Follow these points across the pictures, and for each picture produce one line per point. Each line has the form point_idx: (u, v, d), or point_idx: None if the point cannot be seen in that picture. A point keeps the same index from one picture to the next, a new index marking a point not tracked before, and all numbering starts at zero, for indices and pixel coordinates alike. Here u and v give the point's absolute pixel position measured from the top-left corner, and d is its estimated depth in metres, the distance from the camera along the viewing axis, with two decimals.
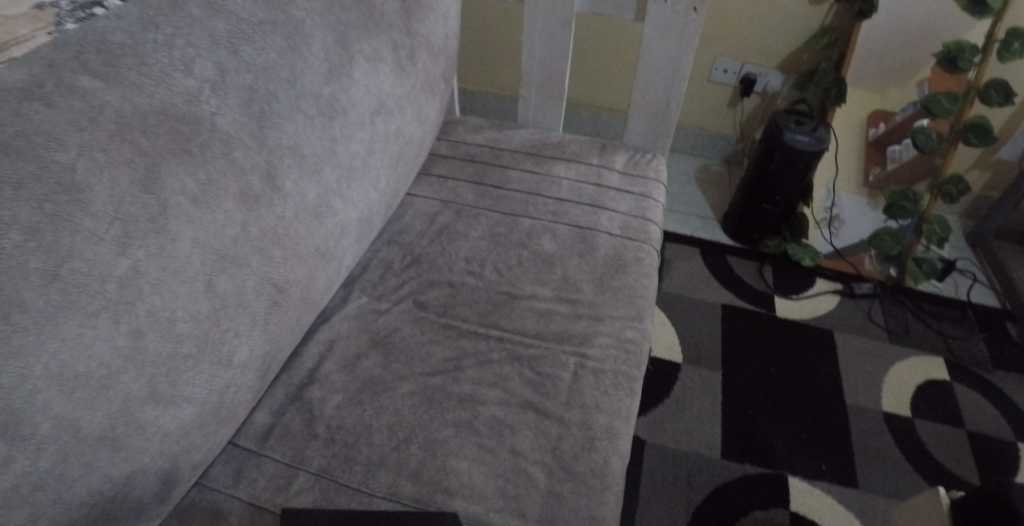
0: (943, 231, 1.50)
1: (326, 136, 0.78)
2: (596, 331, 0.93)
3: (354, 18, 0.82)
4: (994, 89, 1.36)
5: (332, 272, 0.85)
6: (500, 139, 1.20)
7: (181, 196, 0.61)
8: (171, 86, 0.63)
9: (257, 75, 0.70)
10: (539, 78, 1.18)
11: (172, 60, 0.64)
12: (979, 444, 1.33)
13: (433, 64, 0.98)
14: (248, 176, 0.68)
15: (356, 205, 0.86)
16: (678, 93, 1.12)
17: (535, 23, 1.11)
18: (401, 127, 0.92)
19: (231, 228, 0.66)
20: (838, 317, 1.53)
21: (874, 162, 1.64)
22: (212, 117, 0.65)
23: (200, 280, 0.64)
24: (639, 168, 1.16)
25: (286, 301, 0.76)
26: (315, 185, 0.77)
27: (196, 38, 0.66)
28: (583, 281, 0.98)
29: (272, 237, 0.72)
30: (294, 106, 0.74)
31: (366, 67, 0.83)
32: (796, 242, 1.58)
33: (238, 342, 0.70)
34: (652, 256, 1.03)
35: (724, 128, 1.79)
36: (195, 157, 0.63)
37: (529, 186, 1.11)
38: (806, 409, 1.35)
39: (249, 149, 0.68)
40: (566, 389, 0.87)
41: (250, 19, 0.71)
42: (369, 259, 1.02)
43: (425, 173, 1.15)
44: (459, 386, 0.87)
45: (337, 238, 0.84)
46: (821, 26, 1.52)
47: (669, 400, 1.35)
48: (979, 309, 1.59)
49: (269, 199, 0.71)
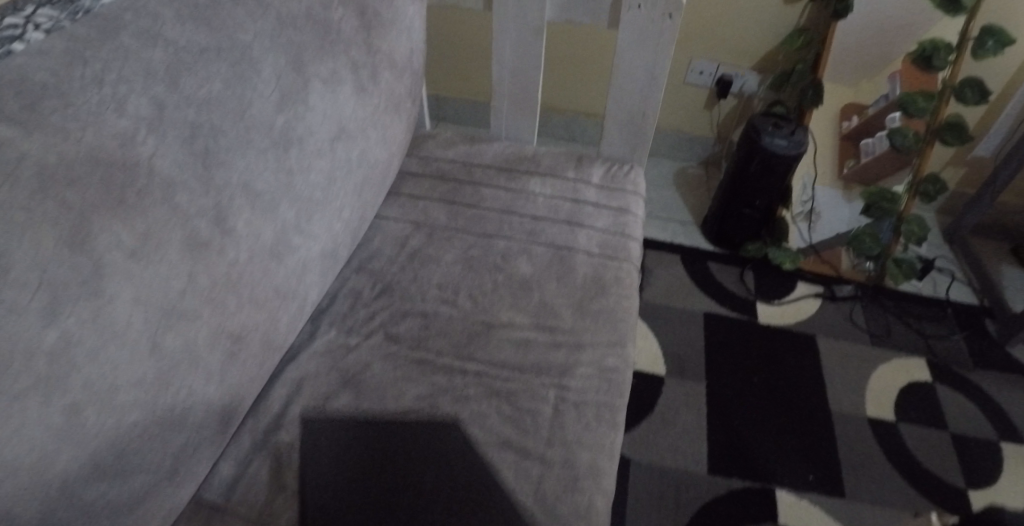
0: (921, 231, 1.48)
1: (282, 170, 0.72)
2: (576, 360, 0.89)
3: (309, 38, 0.76)
4: (970, 88, 1.32)
5: (295, 311, 0.80)
6: (472, 153, 1.15)
7: (117, 252, 0.56)
8: (101, 129, 0.57)
9: (200, 109, 0.64)
10: (511, 89, 1.12)
11: (102, 98, 0.58)
12: (962, 446, 1.33)
13: (398, 82, 0.92)
14: (194, 222, 0.62)
15: (318, 238, 0.80)
16: (655, 102, 1.07)
17: (504, 34, 1.06)
18: (364, 152, 0.86)
19: (177, 282, 0.61)
20: (821, 321, 1.51)
21: (847, 155, 1.61)
22: (150, 161, 0.60)
23: (144, 342, 0.58)
24: (617, 181, 1.11)
25: (245, 350, 0.71)
26: (272, 223, 0.71)
27: (129, 73, 0.60)
28: (562, 306, 0.94)
29: (225, 285, 0.66)
30: (244, 140, 0.68)
31: (323, 91, 0.77)
32: (777, 245, 1.55)
33: (193, 401, 0.65)
34: (633, 276, 0.99)
35: (702, 130, 1.76)
36: (132, 207, 0.58)
37: (503, 204, 1.07)
38: (791, 418, 1.34)
39: (194, 192, 0.63)
40: (547, 425, 0.82)
41: (190, 47, 0.65)
42: (337, 289, 0.97)
43: (394, 192, 1.09)
44: (434, 425, 0.82)
45: (299, 275, 0.78)
46: (797, 25, 1.49)
47: (654, 414, 1.32)
48: (959, 307, 1.58)
49: (220, 245, 0.65)
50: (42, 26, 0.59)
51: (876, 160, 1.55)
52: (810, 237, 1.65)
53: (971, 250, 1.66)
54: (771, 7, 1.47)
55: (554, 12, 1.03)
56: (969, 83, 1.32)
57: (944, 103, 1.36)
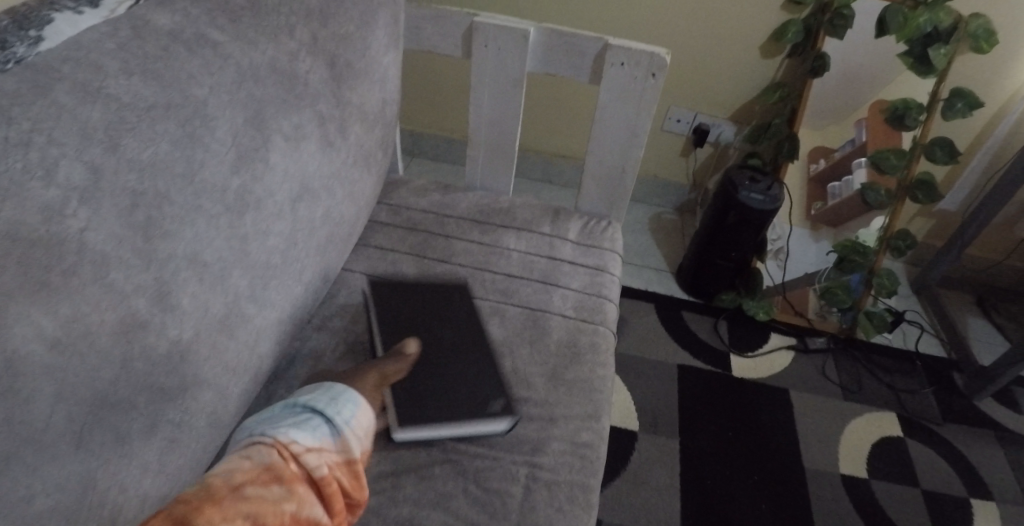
0: (892, 284, 1.47)
1: (236, 237, 0.66)
2: (549, 434, 0.84)
3: (272, 93, 0.71)
4: (940, 148, 1.33)
5: (246, 385, 0.73)
6: (445, 203, 1.10)
7: (36, 343, 0.49)
8: (25, 200, 0.50)
9: (144, 174, 0.58)
10: (487, 139, 1.08)
11: (27, 164, 0.51)
12: (935, 504, 1.31)
13: (368, 134, 0.88)
14: (131, 301, 0.56)
15: (275, 304, 0.74)
16: (634, 159, 1.04)
17: (482, 84, 1.02)
18: (329, 210, 0.81)
19: (108, 370, 0.55)
20: (793, 374, 1.49)
21: (815, 196, 1.60)
22: (81, 234, 0.53)
23: (64, 442, 0.51)
24: (593, 237, 1.08)
25: (186, 434, 0.64)
26: (221, 294, 0.65)
27: (62, 133, 0.53)
28: (536, 374, 0.89)
29: (165, 367, 0.60)
30: (193, 206, 0.62)
31: (285, 148, 0.72)
32: (751, 296, 1.54)
33: (124, 498, 0.58)
34: (609, 341, 0.95)
35: (677, 176, 1.75)
36: (56, 289, 0.51)
37: (476, 259, 1.02)
38: (765, 477, 1.30)
39: (131, 268, 0.56)
40: (517, 508, 0.77)
41: (136, 104, 0.59)
42: (295, 350, 0.90)
43: (361, 244, 1.04)
44: (396, 508, 0.75)
45: (252, 346, 0.72)
46: (773, 80, 1.50)
47: (627, 472, 1.28)
48: (928, 359, 1.57)
49: (161, 324, 0.59)
50: None
51: (844, 203, 1.55)
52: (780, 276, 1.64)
53: (939, 303, 1.65)
54: (748, 60, 1.47)
55: (533, 64, 1.00)
56: (939, 142, 1.32)
57: (915, 161, 1.36)
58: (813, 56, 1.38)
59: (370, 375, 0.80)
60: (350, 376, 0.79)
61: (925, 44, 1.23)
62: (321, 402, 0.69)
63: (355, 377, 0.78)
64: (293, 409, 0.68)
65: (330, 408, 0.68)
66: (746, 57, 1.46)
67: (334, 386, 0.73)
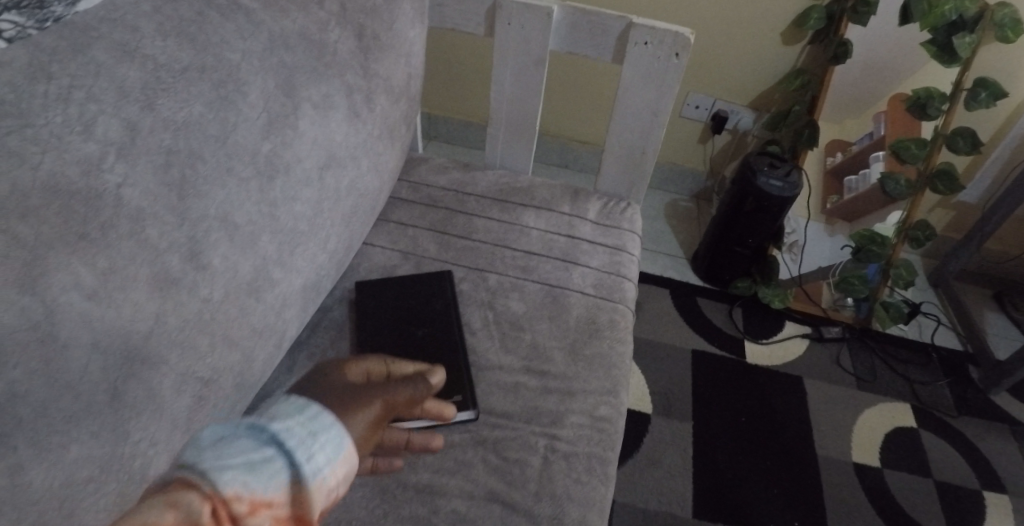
0: (910, 275, 1.47)
1: (265, 201, 0.67)
2: (567, 408, 0.84)
3: (301, 60, 0.71)
4: (962, 137, 1.31)
5: (272, 349, 0.74)
6: (465, 181, 1.11)
7: (74, 293, 0.51)
8: (65, 153, 0.52)
9: (178, 134, 0.59)
10: (509, 118, 1.09)
11: (67, 119, 0.52)
12: (946, 494, 1.31)
13: (393, 108, 0.88)
14: (166, 257, 0.57)
15: (301, 271, 0.75)
16: (656, 139, 1.04)
17: (504, 62, 1.02)
18: (355, 180, 0.81)
19: (141, 324, 0.56)
20: (807, 362, 1.49)
21: (830, 190, 1.59)
22: (118, 189, 0.54)
23: (100, 392, 0.53)
24: (613, 217, 1.08)
25: (215, 394, 0.65)
26: (250, 257, 0.66)
27: (100, 91, 0.55)
28: (554, 349, 0.90)
29: (196, 325, 0.61)
30: (225, 168, 0.63)
31: (314, 116, 0.73)
32: (766, 284, 1.53)
33: (155, 452, 0.59)
34: (628, 319, 0.95)
35: (695, 164, 1.75)
36: (94, 242, 0.52)
37: (496, 236, 1.02)
38: (778, 462, 1.30)
39: (166, 226, 0.57)
40: (535, 478, 0.78)
41: (171, 65, 0.60)
42: (318, 321, 0.91)
43: (383, 219, 1.04)
44: (416, 475, 0.77)
45: (278, 311, 0.73)
46: (794, 67, 1.48)
47: (639, 454, 1.28)
48: (943, 352, 1.55)
49: (193, 282, 0.60)
50: (4, 33, 0.53)
51: (860, 197, 1.53)
52: (797, 269, 1.63)
53: (956, 296, 1.63)
54: (770, 47, 1.46)
55: (556, 42, 1.00)
56: (961, 132, 1.31)
57: (936, 151, 1.36)
58: (836, 43, 1.35)
59: (378, 404, 0.59)
60: (354, 396, 0.58)
61: (949, 32, 1.21)
62: (293, 437, 0.45)
63: (361, 403, 0.58)
64: (254, 437, 0.44)
65: (300, 448, 0.45)
66: (767, 43, 1.45)
67: (322, 414, 0.49)
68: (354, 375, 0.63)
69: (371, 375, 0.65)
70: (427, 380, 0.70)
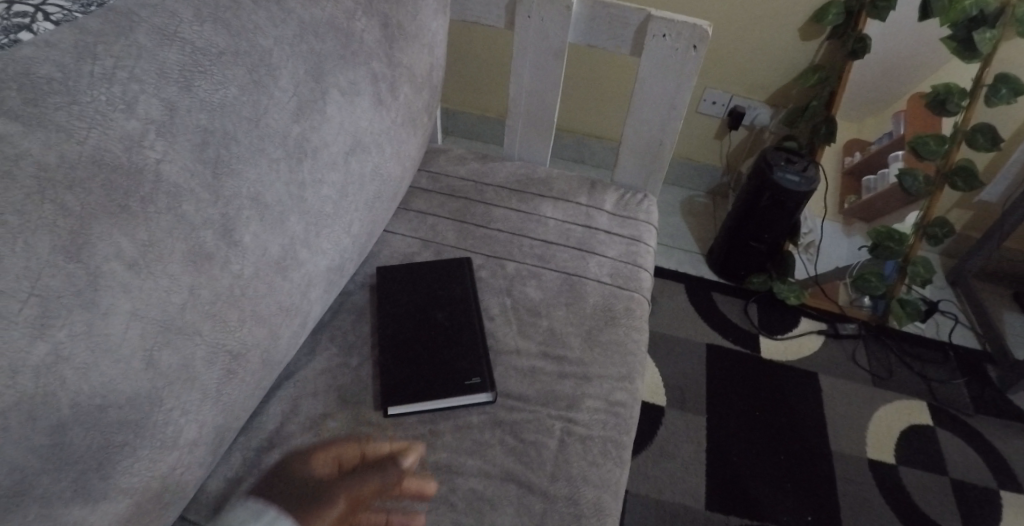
0: (927, 272, 1.45)
1: (294, 182, 0.69)
2: (583, 393, 0.85)
3: (329, 48, 0.74)
4: (982, 134, 1.30)
5: (297, 328, 0.76)
6: (484, 171, 1.13)
7: (116, 262, 0.54)
8: (108, 130, 0.55)
9: (213, 114, 0.62)
10: (528, 109, 1.10)
11: (110, 97, 0.56)
12: (962, 492, 1.29)
13: (416, 97, 0.90)
14: (200, 233, 0.60)
15: (326, 253, 0.77)
16: (673, 132, 1.04)
17: (524, 54, 1.04)
18: (378, 166, 0.83)
19: (177, 295, 0.58)
20: (822, 358, 1.48)
21: (849, 190, 1.60)
22: (157, 165, 0.58)
23: (138, 359, 0.55)
24: (630, 209, 1.09)
25: (244, 368, 0.67)
26: (279, 236, 0.69)
27: (142, 72, 0.58)
28: (571, 335, 0.91)
29: (227, 299, 0.63)
30: (257, 149, 0.65)
31: (341, 102, 0.75)
32: (782, 279, 1.54)
33: (186, 420, 0.61)
34: (643, 307, 0.96)
35: (712, 159, 1.76)
36: (135, 215, 0.56)
37: (514, 225, 1.04)
38: (791, 456, 1.30)
39: (201, 202, 0.60)
40: (551, 459, 0.79)
41: (208, 49, 0.63)
42: (340, 304, 0.93)
43: (403, 207, 1.06)
44: (434, 454, 0.78)
45: (303, 291, 0.75)
46: (812, 62, 1.48)
47: (653, 446, 1.29)
48: (961, 351, 1.53)
49: (225, 257, 0.62)
50: (53, 17, 0.57)
51: (879, 196, 1.53)
52: (814, 268, 1.64)
53: (975, 295, 1.61)
54: (788, 42, 1.46)
55: (576, 35, 1.01)
56: (981, 128, 1.29)
57: (956, 147, 1.34)
58: (854, 38, 1.35)
59: (341, 501, 0.65)
60: (317, 494, 0.66)
61: (969, 28, 1.20)
62: None
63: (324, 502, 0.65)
64: None
65: None
66: (785, 39, 1.46)
67: None
68: (325, 464, 0.71)
69: (344, 459, 0.72)
70: (402, 462, 0.71)
